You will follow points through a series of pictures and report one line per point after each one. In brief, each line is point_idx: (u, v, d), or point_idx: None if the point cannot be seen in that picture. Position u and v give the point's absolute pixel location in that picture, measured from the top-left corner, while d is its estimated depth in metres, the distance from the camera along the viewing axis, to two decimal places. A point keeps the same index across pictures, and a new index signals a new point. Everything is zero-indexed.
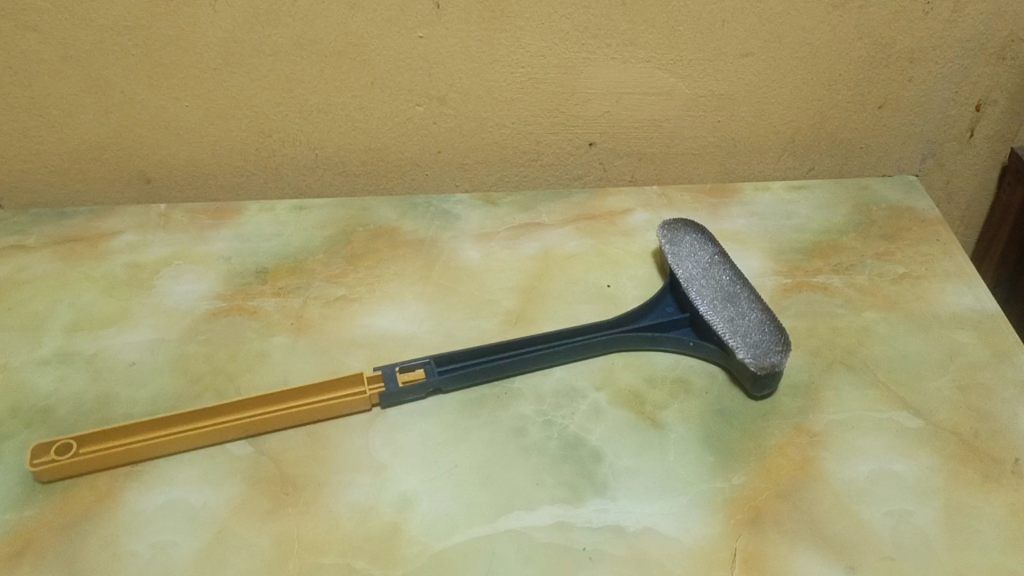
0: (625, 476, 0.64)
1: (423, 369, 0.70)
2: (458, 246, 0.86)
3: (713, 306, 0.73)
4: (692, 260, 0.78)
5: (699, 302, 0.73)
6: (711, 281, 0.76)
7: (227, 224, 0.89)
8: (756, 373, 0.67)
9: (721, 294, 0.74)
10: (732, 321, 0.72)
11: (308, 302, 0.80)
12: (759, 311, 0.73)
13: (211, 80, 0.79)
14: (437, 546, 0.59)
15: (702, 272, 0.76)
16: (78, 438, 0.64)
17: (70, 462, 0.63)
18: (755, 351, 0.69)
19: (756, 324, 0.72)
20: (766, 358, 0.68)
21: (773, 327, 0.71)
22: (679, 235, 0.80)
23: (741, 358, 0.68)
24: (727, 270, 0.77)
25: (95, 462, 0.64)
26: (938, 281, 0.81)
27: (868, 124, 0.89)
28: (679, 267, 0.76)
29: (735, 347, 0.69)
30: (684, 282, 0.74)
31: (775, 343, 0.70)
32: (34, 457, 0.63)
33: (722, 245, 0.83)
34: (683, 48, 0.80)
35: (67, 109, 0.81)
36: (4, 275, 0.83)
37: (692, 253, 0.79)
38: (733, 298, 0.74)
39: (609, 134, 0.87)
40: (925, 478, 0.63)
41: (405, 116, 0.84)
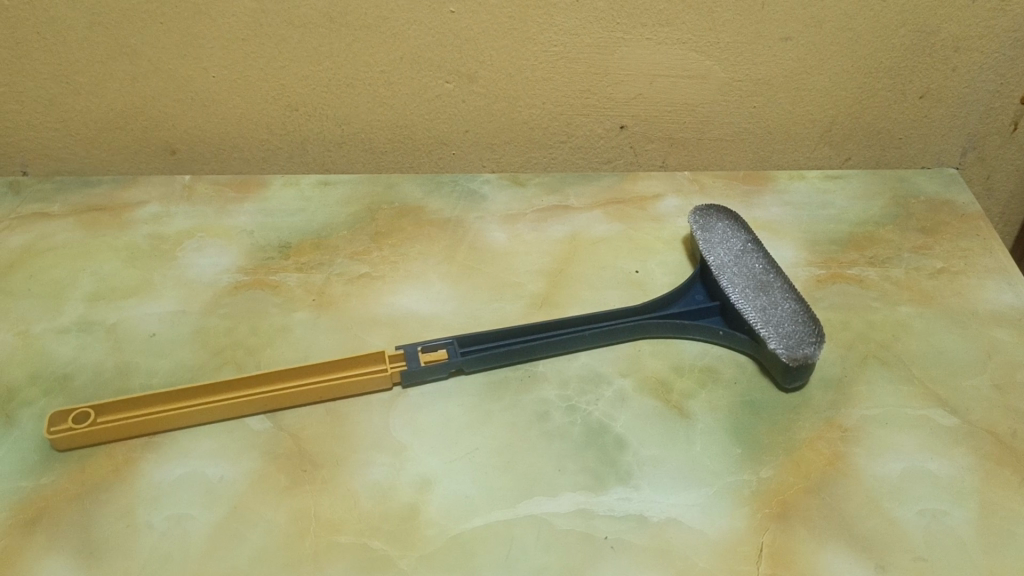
0: (649, 465, 0.62)
1: (445, 350, 0.69)
2: (484, 227, 0.85)
3: (745, 294, 0.71)
4: (723, 248, 0.76)
5: (730, 289, 0.71)
6: (742, 269, 0.74)
7: (251, 197, 0.88)
8: (789, 364, 0.65)
9: (755, 283, 0.72)
10: (765, 310, 0.70)
11: (330, 279, 0.79)
12: (793, 301, 0.71)
13: (239, 50, 0.78)
14: (455, 530, 0.58)
15: (734, 260, 0.74)
16: (95, 407, 0.64)
17: (87, 432, 0.63)
18: (787, 342, 0.67)
19: (789, 314, 0.70)
20: (799, 349, 0.66)
21: (806, 318, 0.69)
22: (711, 221, 0.79)
23: (773, 348, 0.66)
24: (760, 259, 0.75)
25: (111, 433, 0.63)
26: (978, 278, 0.78)
27: (909, 115, 0.86)
28: (710, 254, 0.74)
29: (767, 336, 0.67)
30: (714, 270, 0.73)
31: (809, 334, 0.68)
32: (51, 425, 0.63)
33: (755, 233, 0.81)
34: (720, 30, 0.78)
35: (94, 77, 0.80)
36: (27, 241, 0.83)
37: (724, 241, 0.77)
38: (766, 287, 0.72)
39: (641, 117, 0.85)
40: (959, 478, 0.62)
41: (434, 93, 0.82)
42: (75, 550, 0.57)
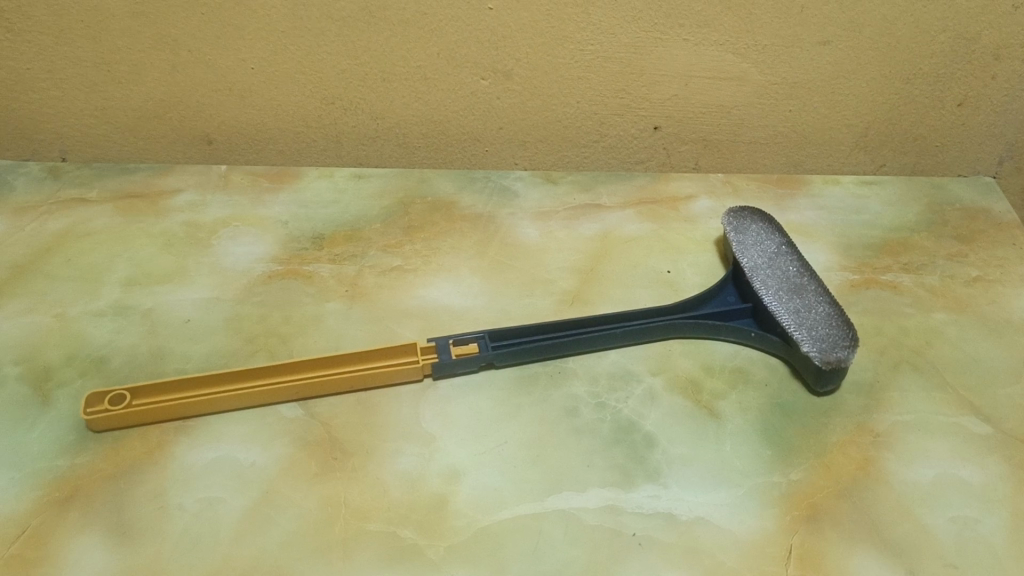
0: (678, 464, 0.62)
1: (476, 344, 0.69)
2: (516, 223, 0.85)
3: (778, 296, 0.70)
4: (756, 250, 0.75)
5: (763, 290, 0.71)
6: (776, 271, 0.73)
7: (286, 189, 0.89)
8: (822, 367, 0.65)
9: (788, 285, 0.72)
10: (798, 312, 0.69)
11: (363, 270, 0.79)
12: (828, 304, 0.70)
13: (278, 43, 0.79)
14: (484, 521, 0.58)
15: (768, 262, 0.74)
16: (132, 389, 0.64)
17: (122, 413, 0.63)
18: (820, 345, 0.67)
19: (823, 316, 0.69)
20: (832, 353, 0.66)
21: (840, 321, 0.69)
22: (745, 223, 0.79)
23: (805, 351, 0.66)
24: (794, 261, 0.74)
25: (145, 415, 0.64)
26: (1013, 287, 0.78)
27: (946, 122, 0.86)
28: (743, 256, 0.74)
29: (800, 339, 0.67)
30: (748, 271, 0.72)
31: (843, 337, 0.67)
32: (88, 406, 0.64)
33: (789, 236, 0.80)
34: (758, 33, 0.77)
35: (135, 66, 0.81)
36: (65, 225, 0.84)
37: (757, 243, 0.76)
38: (799, 290, 0.72)
39: (675, 118, 0.85)
40: (992, 486, 0.61)
41: (469, 90, 0.83)
42: (108, 528, 0.58)
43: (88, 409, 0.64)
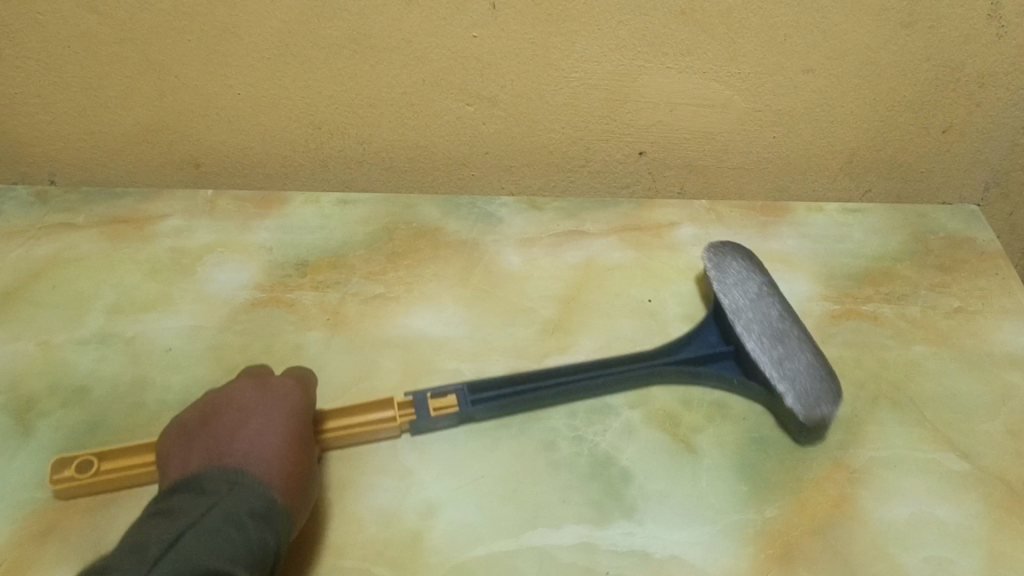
0: (654, 500, 0.62)
1: (455, 395, 0.67)
2: (500, 250, 0.85)
3: (762, 341, 0.68)
4: (738, 286, 0.72)
5: (746, 334, 0.68)
6: (758, 312, 0.71)
7: (272, 214, 0.89)
8: (807, 421, 0.64)
9: (771, 327, 0.70)
10: (782, 359, 0.67)
11: (346, 298, 0.80)
12: (810, 352, 0.69)
13: (264, 69, 0.79)
14: (458, 558, 0.58)
15: (751, 301, 0.71)
16: (100, 454, 0.63)
17: (93, 479, 0.62)
18: (804, 397, 0.66)
19: (806, 366, 0.68)
20: (816, 408, 0.65)
21: (824, 370, 0.68)
22: (725, 258, 0.75)
23: (790, 405, 0.65)
24: (775, 301, 0.72)
25: (117, 479, 0.63)
26: (995, 319, 0.78)
27: (931, 149, 0.86)
28: (725, 296, 0.71)
29: (784, 391, 0.66)
30: (729, 313, 0.70)
31: (826, 389, 0.67)
32: (54, 473, 0.62)
33: (767, 270, 0.78)
34: (742, 61, 0.77)
35: (122, 91, 0.82)
36: (52, 252, 0.85)
37: (738, 279, 0.73)
38: (782, 333, 0.70)
39: (660, 144, 0.85)
40: (967, 525, 0.61)
41: (454, 116, 0.83)
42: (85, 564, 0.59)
43: (54, 478, 0.62)
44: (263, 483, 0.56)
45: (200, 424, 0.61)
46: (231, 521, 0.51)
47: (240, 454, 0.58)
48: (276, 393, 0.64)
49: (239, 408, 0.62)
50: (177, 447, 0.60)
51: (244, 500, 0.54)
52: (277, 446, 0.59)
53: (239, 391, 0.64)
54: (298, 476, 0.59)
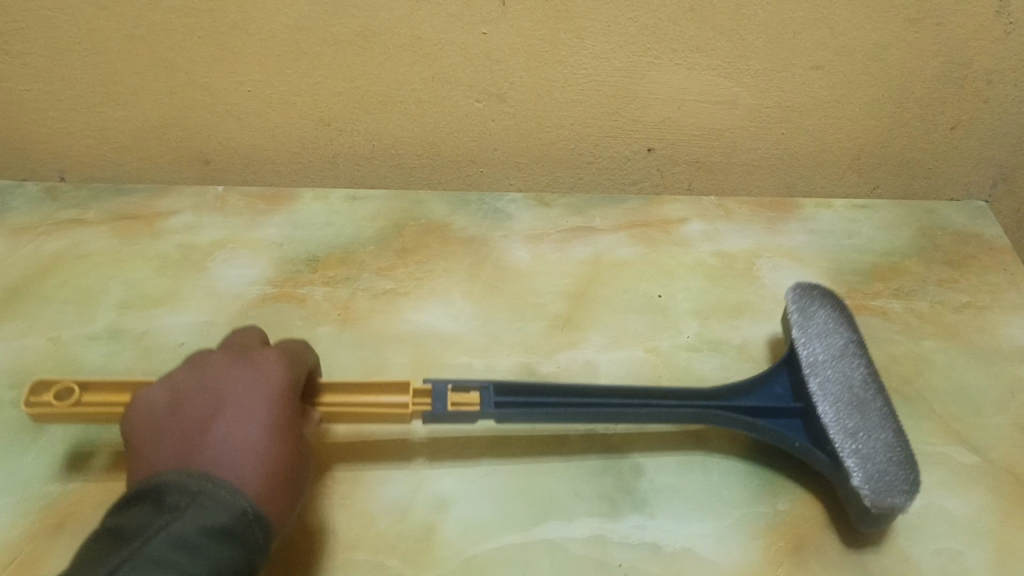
0: (665, 493, 0.63)
1: (479, 395, 0.64)
2: (508, 246, 0.86)
3: (836, 407, 0.64)
4: (820, 342, 0.69)
5: (819, 396, 0.64)
6: (839, 374, 0.66)
7: (281, 210, 0.89)
8: (874, 508, 0.57)
9: (852, 397, 0.65)
10: (857, 432, 0.62)
11: (356, 293, 0.80)
12: (890, 432, 0.63)
13: (274, 66, 0.79)
14: (470, 551, 0.59)
15: (832, 361, 0.67)
16: (83, 383, 0.63)
17: (72, 409, 0.63)
18: (875, 484, 0.59)
19: (884, 445, 0.62)
20: (886, 495, 0.58)
21: (902, 456, 0.62)
22: (813, 308, 0.71)
23: (856, 484, 0.59)
24: (859, 366, 0.68)
25: (96, 413, 0.63)
26: (1003, 314, 0.78)
27: (938, 145, 0.86)
28: (804, 347, 0.67)
29: (851, 467, 0.60)
30: (806, 366, 0.66)
31: (901, 479, 0.60)
32: (33, 393, 0.63)
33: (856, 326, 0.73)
34: (750, 58, 0.77)
35: (132, 88, 0.82)
36: (61, 248, 0.85)
37: (823, 335, 0.70)
38: (861, 405, 0.65)
39: (669, 141, 0.86)
40: (977, 518, 0.62)
41: (463, 112, 0.83)
42: None
43: (30, 401, 0.62)
44: (233, 489, 0.53)
45: (172, 416, 0.59)
46: (183, 549, 0.48)
47: (208, 455, 0.55)
48: (251, 374, 0.60)
49: (212, 398, 0.59)
50: (149, 443, 0.57)
51: (203, 518, 0.50)
52: (251, 444, 0.56)
53: (215, 375, 0.61)
54: (277, 472, 0.56)
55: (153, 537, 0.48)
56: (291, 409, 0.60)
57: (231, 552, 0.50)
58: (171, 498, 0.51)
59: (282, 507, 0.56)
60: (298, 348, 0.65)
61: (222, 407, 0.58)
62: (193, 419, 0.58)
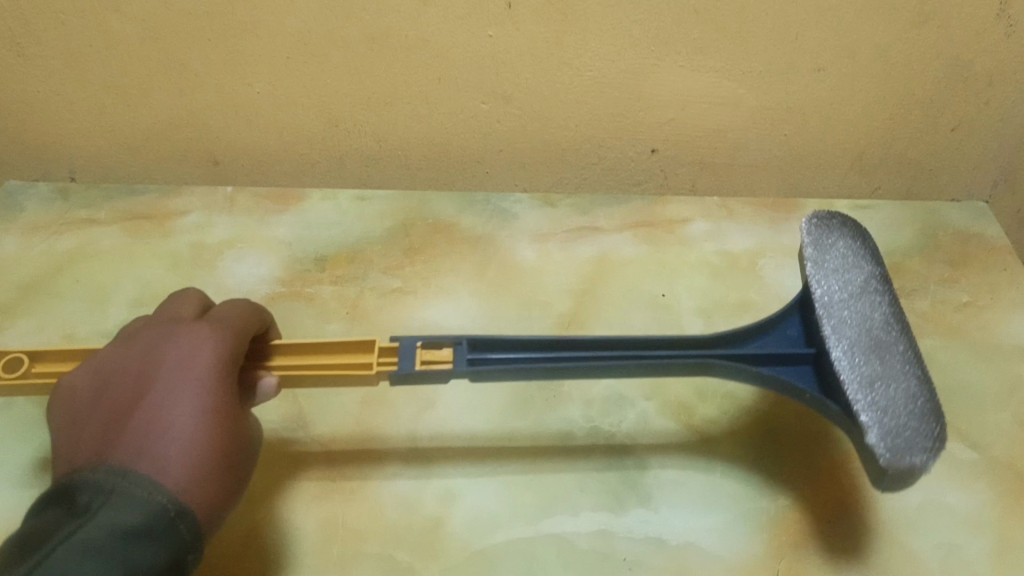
0: (670, 488, 0.64)
1: (453, 350, 0.59)
2: (514, 245, 0.87)
3: (853, 352, 0.61)
4: (835, 280, 0.66)
5: (835, 340, 0.61)
6: (854, 316, 0.64)
7: (290, 209, 0.91)
8: (890, 470, 0.54)
9: (869, 342, 0.62)
10: (876, 381, 0.59)
11: (364, 292, 0.82)
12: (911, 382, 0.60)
13: (283, 68, 0.80)
14: (478, 545, 0.60)
15: (847, 302, 0.65)
16: (31, 353, 0.62)
17: (21, 380, 0.62)
18: (894, 441, 0.56)
19: (904, 394, 0.59)
20: (907, 456, 0.55)
21: (925, 409, 0.59)
22: (826, 245, 0.68)
23: (873, 443, 0.55)
24: (876, 310, 0.65)
25: (47, 383, 0.62)
26: (1004, 312, 0.79)
27: (940, 146, 0.87)
28: (818, 285, 0.64)
29: (869, 422, 0.57)
30: (820, 305, 0.63)
31: (926, 436, 0.57)
32: None
33: (873, 256, 0.70)
34: (753, 60, 0.78)
35: (143, 89, 0.83)
36: (73, 247, 0.87)
37: (838, 271, 0.67)
38: (878, 352, 0.62)
39: (673, 141, 0.87)
40: (978, 513, 0.63)
41: (470, 113, 0.84)
42: None
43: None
44: (152, 487, 0.46)
45: (95, 409, 0.52)
46: (90, 563, 0.41)
47: (125, 450, 0.48)
48: (182, 346, 0.53)
49: (138, 380, 0.52)
50: (70, 438, 0.51)
51: (117, 518, 0.44)
52: (178, 433, 0.48)
53: (140, 351, 0.54)
54: (207, 456, 0.49)
55: (55, 551, 0.41)
56: (225, 383, 0.52)
57: (151, 556, 0.44)
58: (83, 497, 0.45)
59: (217, 496, 0.49)
60: (237, 313, 0.58)
61: (143, 388, 0.51)
62: (118, 408, 0.51)
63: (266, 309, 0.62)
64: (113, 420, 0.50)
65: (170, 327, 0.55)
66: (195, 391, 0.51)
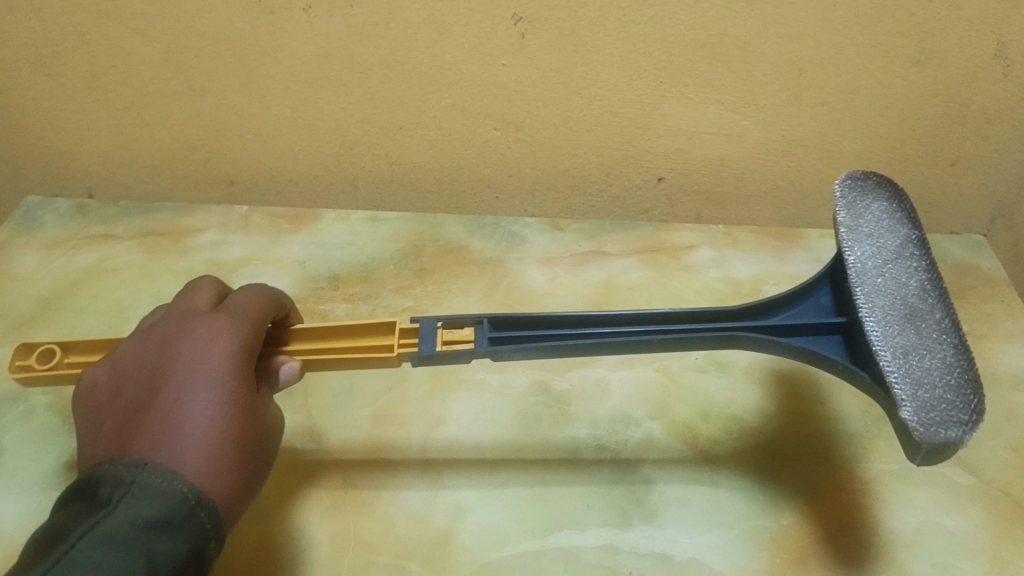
0: (675, 506, 0.65)
1: (473, 329, 0.61)
2: (523, 268, 0.89)
3: (888, 322, 0.59)
4: (869, 247, 0.64)
5: (867, 308, 0.59)
6: (890, 282, 0.62)
7: (304, 229, 0.93)
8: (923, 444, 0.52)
9: (904, 309, 0.60)
10: (911, 351, 0.57)
11: (376, 310, 0.85)
12: (947, 351, 0.58)
13: (300, 91, 0.82)
14: (487, 557, 0.61)
15: (882, 267, 0.63)
16: (62, 345, 0.65)
17: (53, 369, 0.64)
18: (928, 414, 0.54)
19: (942, 363, 0.57)
20: (941, 427, 0.53)
21: (964, 377, 0.56)
22: (860, 211, 0.66)
23: (907, 416, 0.53)
24: (914, 276, 0.63)
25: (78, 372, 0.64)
26: (1000, 342, 0.81)
27: (939, 180, 0.89)
28: (851, 252, 0.63)
29: (903, 395, 0.54)
30: (853, 274, 0.61)
31: (965, 408, 0.54)
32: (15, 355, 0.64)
33: (911, 219, 0.67)
34: (759, 93, 0.80)
35: (163, 110, 0.85)
36: (92, 261, 0.90)
37: (872, 236, 0.65)
38: (914, 319, 0.60)
39: (678, 171, 0.89)
40: (975, 535, 0.64)
41: (482, 139, 0.86)
42: None
43: (15, 365, 0.64)
44: (170, 475, 0.46)
45: (112, 401, 0.52)
46: (112, 554, 0.42)
47: (143, 439, 0.48)
48: (199, 335, 0.53)
49: (155, 369, 0.52)
50: (89, 430, 0.51)
51: (137, 511, 0.44)
52: (196, 420, 0.48)
53: (154, 346, 0.54)
54: (223, 450, 0.48)
55: (78, 543, 0.42)
56: (240, 378, 0.52)
57: (173, 547, 0.44)
58: (104, 489, 0.45)
59: (235, 487, 0.49)
60: (252, 304, 0.58)
61: (158, 382, 0.51)
62: (136, 397, 0.51)
63: (287, 297, 0.64)
64: (131, 410, 0.50)
65: (187, 318, 0.56)
66: (210, 385, 0.50)
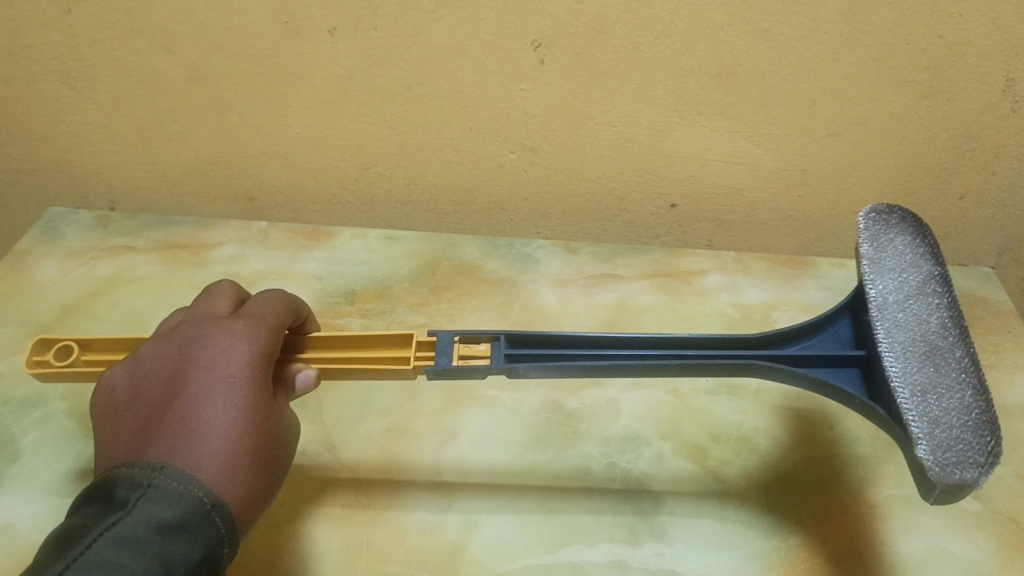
0: (683, 525, 0.66)
1: (490, 345, 0.62)
2: (536, 289, 0.91)
3: (908, 358, 0.60)
4: (891, 281, 0.65)
5: (888, 343, 0.60)
6: (910, 317, 0.63)
7: (321, 246, 0.95)
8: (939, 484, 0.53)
9: (923, 346, 0.61)
10: (931, 389, 0.58)
11: (390, 326, 0.86)
12: (965, 391, 0.59)
13: (322, 110, 0.84)
14: (496, 570, 0.62)
15: (903, 303, 0.64)
16: (80, 342, 0.66)
17: (70, 366, 0.65)
18: (944, 454, 0.54)
19: (959, 403, 0.58)
20: (955, 468, 0.53)
21: (979, 418, 0.57)
22: (883, 244, 0.67)
23: (922, 454, 0.54)
24: (934, 312, 0.64)
25: (94, 370, 0.66)
26: (1008, 372, 0.82)
27: (948, 213, 0.90)
28: (873, 285, 0.64)
29: (920, 433, 0.55)
30: (875, 307, 0.62)
31: (979, 450, 0.55)
32: (34, 351, 0.65)
33: (933, 253, 0.68)
34: (772, 122, 0.82)
35: (187, 126, 0.87)
36: (112, 272, 0.92)
37: (895, 270, 0.66)
38: (933, 357, 0.61)
39: (690, 198, 0.91)
40: (981, 560, 0.65)
41: (498, 161, 0.88)
42: None
43: (32, 360, 0.65)
44: (188, 478, 0.47)
45: (131, 402, 0.53)
46: (128, 553, 0.42)
47: (160, 440, 0.49)
48: (218, 340, 0.54)
49: (173, 372, 0.53)
50: (107, 431, 0.52)
51: (153, 512, 0.44)
52: (212, 425, 0.49)
53: (175, 350, 0.55)
54: (240, 455, 0.49)
55: (95, 541, 0.42)
56: (257, 384, 0.53)
57: (186, 550, 0.45)
58: (121, 492, 0.46)
59: (249, 492, 0.49)
60: (269, 310, 0.59)
61: (177, 385, 0.52)
62: (155, 400, 0.52)
63: (304, 301, 0.65)
64: (150, 412, 0.51)
65: (207, 324, 0.57)
66: (228, 391, 0.51)
